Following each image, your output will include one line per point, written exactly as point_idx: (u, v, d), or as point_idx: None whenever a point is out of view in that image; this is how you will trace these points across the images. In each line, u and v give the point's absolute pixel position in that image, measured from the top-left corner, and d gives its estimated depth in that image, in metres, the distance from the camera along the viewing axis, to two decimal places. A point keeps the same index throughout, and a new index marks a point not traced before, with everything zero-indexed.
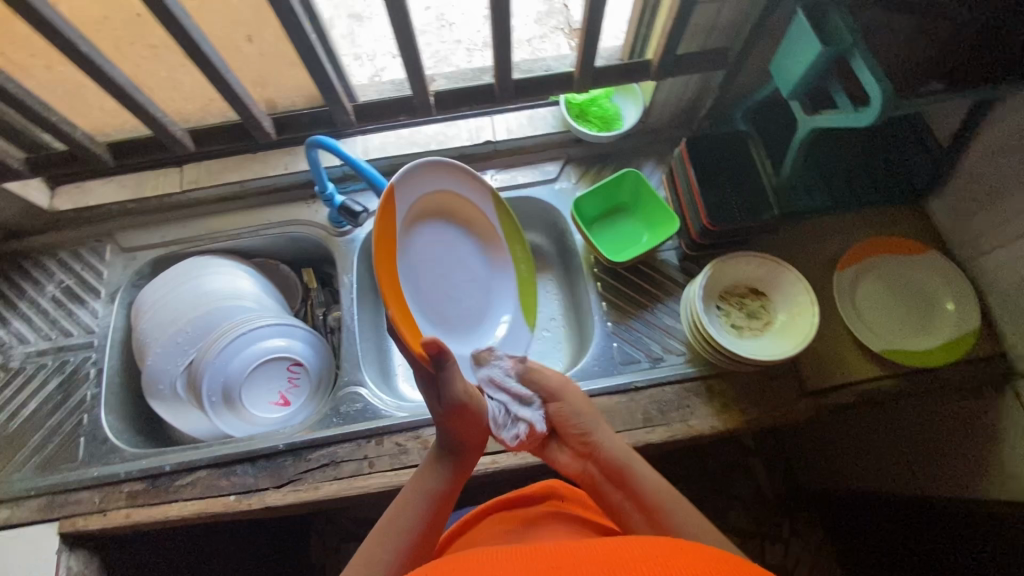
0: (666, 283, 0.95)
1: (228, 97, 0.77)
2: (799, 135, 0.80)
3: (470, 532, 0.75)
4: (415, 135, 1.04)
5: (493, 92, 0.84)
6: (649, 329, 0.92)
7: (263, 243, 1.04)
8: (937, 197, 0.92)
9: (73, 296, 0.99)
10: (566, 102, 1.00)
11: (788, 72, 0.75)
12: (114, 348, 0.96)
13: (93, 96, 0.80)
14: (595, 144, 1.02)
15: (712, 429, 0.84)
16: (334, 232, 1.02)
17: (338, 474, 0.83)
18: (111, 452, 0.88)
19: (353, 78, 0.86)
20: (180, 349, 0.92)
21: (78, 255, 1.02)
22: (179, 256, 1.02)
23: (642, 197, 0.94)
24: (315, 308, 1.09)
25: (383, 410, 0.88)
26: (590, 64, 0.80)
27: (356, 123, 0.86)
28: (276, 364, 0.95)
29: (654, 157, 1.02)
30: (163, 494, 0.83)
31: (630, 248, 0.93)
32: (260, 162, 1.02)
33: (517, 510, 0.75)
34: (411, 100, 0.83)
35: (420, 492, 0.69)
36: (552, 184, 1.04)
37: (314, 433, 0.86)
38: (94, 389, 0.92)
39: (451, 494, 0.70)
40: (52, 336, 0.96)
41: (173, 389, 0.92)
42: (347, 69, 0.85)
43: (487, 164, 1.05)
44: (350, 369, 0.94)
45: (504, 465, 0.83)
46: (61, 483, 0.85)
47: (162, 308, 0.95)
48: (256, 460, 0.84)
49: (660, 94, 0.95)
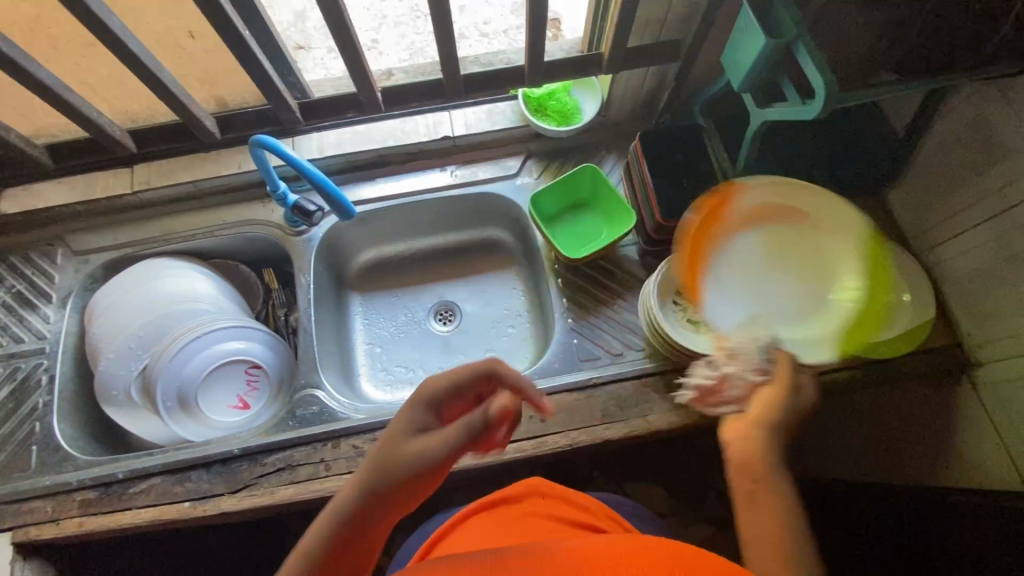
0: (626, 279, 0.95)
1: (167, 96, 0.75)
2: (752, 129, 0.79)
3: (453, 533, 0.73)
4: (373, 131, 1.02)
5: (443, 87, 0.82)
6: (609, 326, 0.92)
7: (219, 244, 1.03)
8: (894, 187, 0.92)
9: (24, 301, 0.97)
10: (524, 96, 0.99)
11: (738, 63, 0.75)
12: (66, 355, 0.94)
13: (29, 97, 0.78)
14: (555, 139, 1.01)
15: (670, 425, 0.84)
16: (290, 232, 1.00)
17: (294, 478, 0.82)
18: (63, 460, 0.87)
19: (320, 69, 0.89)
20: (134, 354, 0.91)
21: (28, 260, 0.99)
22: (133, 258, 1.00)
23: (600, 192, 0.94)
24: (276, 309, 1.07)
25: (341, 412, 0.88)
26: (540, 58, 0.79)
27: (304, 120, 0.84)
28: (233, 367, 0.93)
29: (615, 150, 1.01)
30: (116, 502, 0.82)
31: (589, 244, 0.93)
32: (214, 161, 1.00)
33: (503, 507, 0.74)
34: (359, 97, 0.81)
35: (347, 501, 0.50)
36: (512, 179, 1.03)
37: (271, 437, 0.85)
38: (45, 397, 0.91)
39: (374, 521, 0.50)
40: (1, 344, 0.94)
41: (127, 395, 0.91)
42: (312, 59, 0.89)
43: (447, 160, 1.03)
44: (308, 371, 0.92)
45: (462, 465, 0.83)
46: (12, 493, 0.84)
47: (115, 312, 0.93)
48: (211, 466, 0.83)
49: (618, 87, 0.94)
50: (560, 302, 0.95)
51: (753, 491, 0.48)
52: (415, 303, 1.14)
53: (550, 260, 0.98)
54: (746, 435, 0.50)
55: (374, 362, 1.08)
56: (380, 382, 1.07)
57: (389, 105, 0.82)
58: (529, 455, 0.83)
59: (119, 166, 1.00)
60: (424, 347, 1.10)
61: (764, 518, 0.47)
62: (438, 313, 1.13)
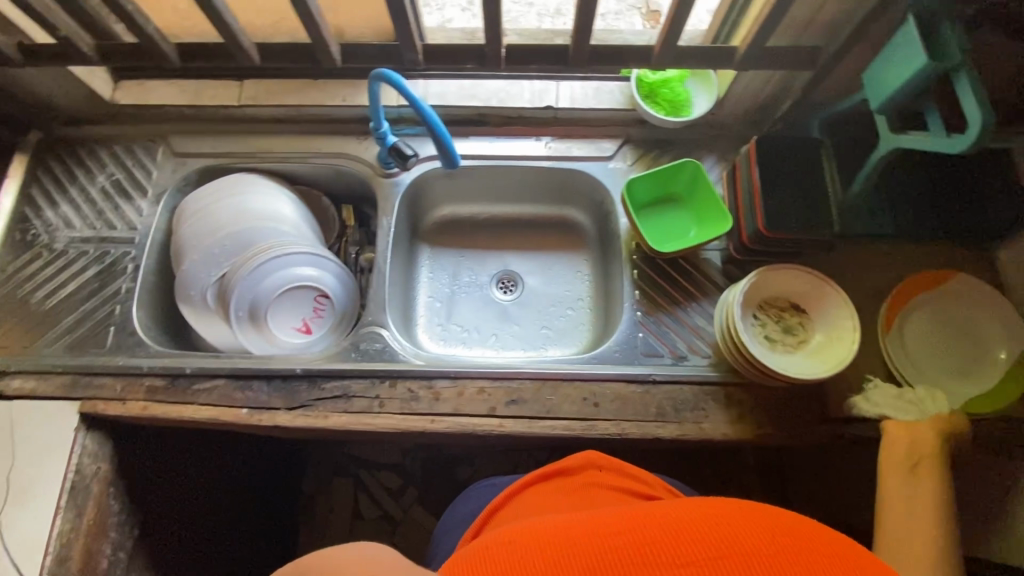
0: (704, 283, 0.93)
1: (303, 15, 0.73)
2: (878, 153, 0.75)
3: (512, 504, 0.73)
4: (477, 89, 1.02)
5: (568, 55, 0.80)
6: (678, 326, 0.91)
7: (309, 171, 1.04)
8: (1009, 245, 0.87)
9: (121, 190, 1.01)
10: (637, 79, 0.97)
11: (883, 82, 0.70)
12: (153, 248, 0.98)
13: None
14: (658, 128, 0.99)
15: (722, 436, 0.83)
16: (381, 173, 1.01)
17: (348, 407, 0.85)
18: (137, 346, 0.91)
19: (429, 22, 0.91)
20: (216, 261, 0.94)
21: (130, 151, 1.03)
22: (227, 169, 1.03)
23: (698, 191, 0.91)
24: (349, 246, 1.09)
25: (401, 355, 0.90)
26: (676, 41, 0.76)
27: (423, 64, 0.82)
28: (304, 292, 0.96)
29: (717, 152, 0.98)
30: (181, 394, 0.86)
31: (677, 241, 0.91)
32: (319, 89, 1.02)
33: (560, 479, 0.75)
34: (483, 49, 0.80)
35: None
36: (606, 161, 1.01)
37: (333, 364, 0.87)
38: (129, 284, 0.95)
39: None
40: (96, 226, 0.99)
41: (203, 297, 0.94)
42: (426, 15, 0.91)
43: (545, 130, 1.02)
44: (375, 310, 0.94)
45: (510, 431, 0.83)
46: (87, 366, 0.89)
47: (204, 217, 0.96)
48: (272, 380, 0.87)
49: (738, 86, 0.91)
50: (632, 293, 0.93)
51: (919, 465, 0.69)
52: (480, 267, 1.14)
53: (629, 249, 0.96)
54: (911, 431, 0.71)
55: (433, 316, 1.10)
56: (435, 336, 1.09)
57: (510, 63, 0.81)
58: (576, 435, 0.83)
59: (229, 78, 1.03)
60: (483, 312, 1.11)
61: (925, 498, 0.67)
62: (501, 281, 1.13)
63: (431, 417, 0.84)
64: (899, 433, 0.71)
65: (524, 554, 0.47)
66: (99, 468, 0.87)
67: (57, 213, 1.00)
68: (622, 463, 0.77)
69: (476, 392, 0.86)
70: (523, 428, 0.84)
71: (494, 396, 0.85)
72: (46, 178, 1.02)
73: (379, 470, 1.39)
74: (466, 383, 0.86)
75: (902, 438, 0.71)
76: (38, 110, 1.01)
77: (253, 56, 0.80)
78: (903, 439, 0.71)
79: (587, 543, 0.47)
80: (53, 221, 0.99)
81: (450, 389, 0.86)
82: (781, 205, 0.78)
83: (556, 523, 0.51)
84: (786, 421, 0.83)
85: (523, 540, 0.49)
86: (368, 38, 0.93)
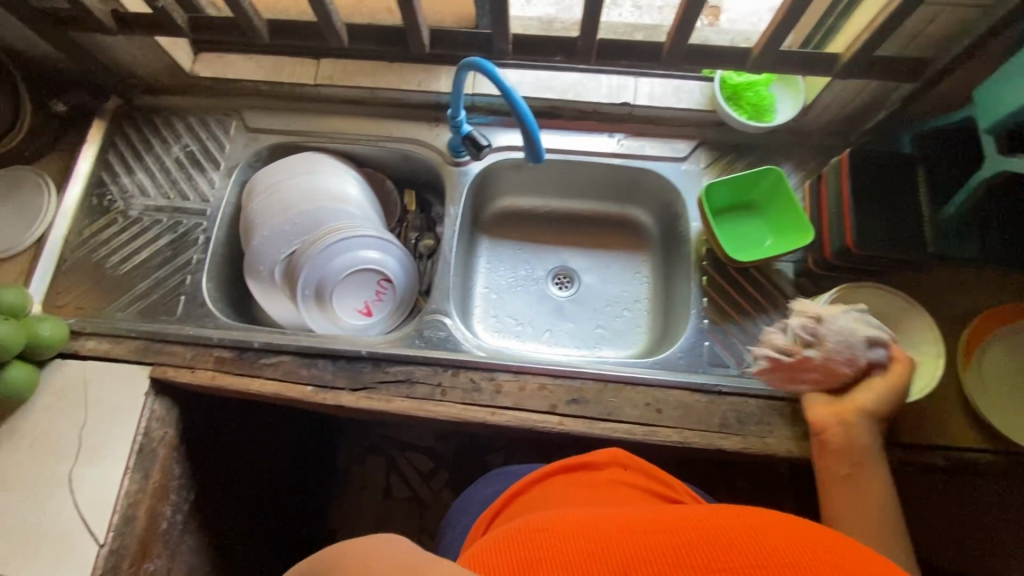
0: (775, 295, 0.90)
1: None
2: (980, 176, 0.70)
3: (529, 494, 0.69)
4: (554, 81, 1.00)
5: (661, 53, 0.78)
6: (745, 337, 0.89)
7: (377, 155, 1.04)
8: None
9: (195, 162, 1.02)
10: (720, 80, 0.94)
11: (999, 98, 0.67)
12: (223, 221, 1.00)
13: None
14: (736, 131, 0.96)
15: (787, 453, 0.81)
16: (450, 161, 1.01)
17: (410, 393, 0.86)
18: (206, 316, 0.93)
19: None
20: (286, 239, 0.95)
21: (205, 124, 1.04)
22: (297, 147, 1.04)
23: (778, 200, 0.88)
24: (409, 231, 1.10)
25: (463, 345, 0.90)
26: (780, 44, 0.73)
27: (511, 54, 0.81)
28: (368, 276, 0.96)
29: (795, 160, 0.95)
30: (248, 367, 0.88)
31: (751, 250, 0.89)
32: (395, 73, 1.01)
33: (583, 474, 0.71)
34: (575, 42, 0.78)
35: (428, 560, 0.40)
36: (679, 163, 0.99)
37: (397, 349, 0.88)
38: (200, 255, 0.97)
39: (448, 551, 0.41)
40: (169, 196, 1.00)
41: (271, 273, 0.95)
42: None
43: (619, 127, 1.00)
44: (439, 298, 0.95)
45: (571, 430, 0.83)
46: (158, 333, 0.91)
47: (276, 195, 0.97)
48: (336, 360, 0.88)
49: (829, 95, 0.88)
50: (700, 300, 0.92)
51: (852, 474, 0.71)
52: (536, 261, 1.13)
53: (698, 254, 0.95)
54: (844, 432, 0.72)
55: (488, 307, 1.10)
56: (489, 327, 1.09)
57: (601, 57, 0.79)
58: (637, 440, 0.82)
59: (306, 57, 1.03)
60: (538, 306, 1.10)
61: (865, 494, 0.69)
62: (557, 277, 1.12)
63: (492, 409, 0.84)
64: (819, 425, 0.75)
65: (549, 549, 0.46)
66: (166, 432, 0.89)
67: (133, 180, 1.02)
68: (650, 465, 0.73)
69: (538, 389, 0.85)
70: (584, 428, 0.83)
71: (555, 393, 0.85)
72: (123, 145, 1.04)
73: (412, 452, 1.40)
74: (529, 379, 0.86)
75: (827, 429, 0.74)
76: (119, 77, 1.02)
77: (342, 36, 0.79)
78: (828, 430, 0.74)
79: (621, 537, 0.45)
80: (129, 188, 1.01)
81: (512, 383, 0.86)
82: (871, 222, 0.76)
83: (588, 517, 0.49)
84: None
85: (555, 530, 0.48)
86: (448, 23, 0.93)
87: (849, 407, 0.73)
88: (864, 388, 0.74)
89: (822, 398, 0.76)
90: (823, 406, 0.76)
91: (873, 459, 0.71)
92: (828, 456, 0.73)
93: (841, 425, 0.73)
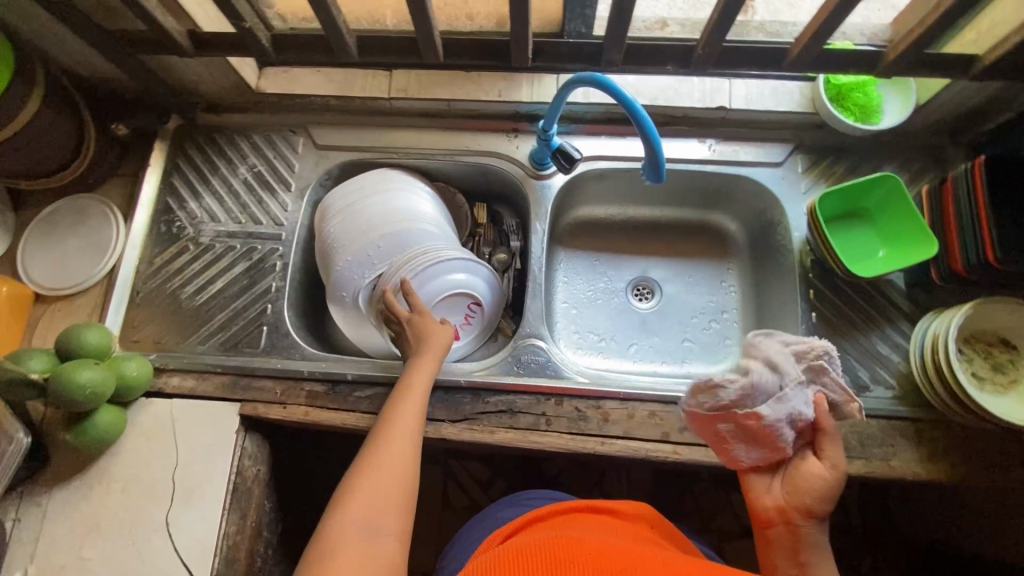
0: (887, 308, 0.86)
1: (516, 11, 0.66)
2: None
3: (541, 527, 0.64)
4: (643, 85, 0.94)
5: (787, 58, 0.73)
6: (859, 352, 0.85)
7: (453, 169, 1.00)
8: None
9: (264, 183, 0.98)
10: (824, 80, 0.89)
11: None
12: (299, 245, 0.95)
13: None
14: (839, 133, 0.91)
15: (913, 476, 0.78)
16: (533, 174, 0.96)
17: (514, 423, 0.82)
18: (291, 347, 0.89)
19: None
20: (370, 263, 0.91)
21: (271, 142, 0.99)
22: (371, 164, 0.99)
23: (892, 209, 0.84)
24: (482, 246, 1.05)
25: (563, 370, 0.86)
26: (923, 48, 0.68)
27: (619, 64, 0.76)
28: (455, 298, 0.92)
29: (901, 162, 0.90)
30: (342, 401, 0.85)
31: (863, 262, 0.85)
32: (472, 82, 0.96)
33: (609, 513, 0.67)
34: (692, 50, 0.73)
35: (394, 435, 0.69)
36: (777, 168, 0.93)
37: (497, 377, 0.85)
38: (279, 282, 0.93)
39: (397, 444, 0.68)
40: (241, 220, 0.96)
41: (355, 300, 0.91)
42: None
43: (710, 132, 0.95)
44: (531, 320, 0.91)
45: (686, 458, 0.79)
46: (244, 368, 0.87)
47: (355, 216, 0.93)
48: (434, 391, 0.84)
49: (948, 94, 0.82)
50: (808, 315, 0.87)
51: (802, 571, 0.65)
52: (615, 272, 1.08)
53: (803, 265, 0.90)
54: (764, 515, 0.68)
55: (568, 322, 1.04)
56: (572, 343, 1.03)
57: (717, 65, 0.74)
58: None
59: (377, 68, 0.97)
60: (620, 321, 1.04)
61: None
62: (638, 288, 1.06)
63: (602, 438, 0.81)
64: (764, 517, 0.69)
65: (567, 568, 0.46)
66: (257, 470, 0.86)
67: (201, 205, 0.97)
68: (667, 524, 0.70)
69: (648, 415, 0.82)
70: (700, 455, 0.80)
71: (667, 420, 0.81)
72: (187, 167, 0.99)
73: (472, 462, 1.35)
74: (637, 406, 0.82)
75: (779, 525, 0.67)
76: (181, 96, 0.97)
77: (440, 51, 0.74)
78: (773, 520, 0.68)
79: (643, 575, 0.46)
80: (197, 214, 0.97)
81: (620, 411, 0.82)
82: (1014, 234, 0.71)
83: (609, 548, 0.50)
84: (983, 463, 0.78)
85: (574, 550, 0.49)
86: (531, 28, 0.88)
87: (794, 500, 0.67)
88: (802, 479, 0.67)
89: (762, 479, 0.71)
90: (758, 486, 0.71)
91: (813, 555, 0.65)
92: (774, 551, 0.67)
93: (776, 515, 0.67)
